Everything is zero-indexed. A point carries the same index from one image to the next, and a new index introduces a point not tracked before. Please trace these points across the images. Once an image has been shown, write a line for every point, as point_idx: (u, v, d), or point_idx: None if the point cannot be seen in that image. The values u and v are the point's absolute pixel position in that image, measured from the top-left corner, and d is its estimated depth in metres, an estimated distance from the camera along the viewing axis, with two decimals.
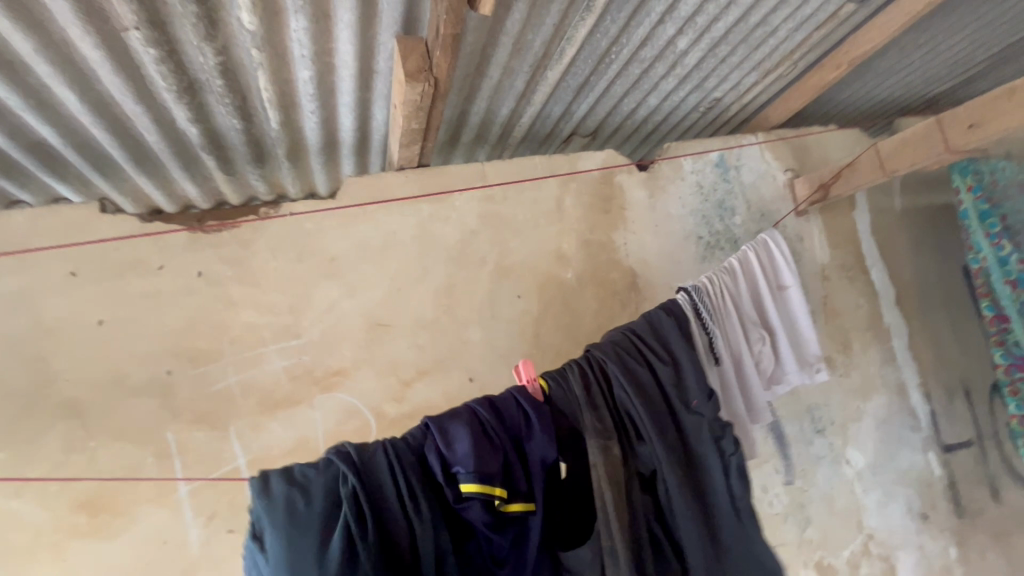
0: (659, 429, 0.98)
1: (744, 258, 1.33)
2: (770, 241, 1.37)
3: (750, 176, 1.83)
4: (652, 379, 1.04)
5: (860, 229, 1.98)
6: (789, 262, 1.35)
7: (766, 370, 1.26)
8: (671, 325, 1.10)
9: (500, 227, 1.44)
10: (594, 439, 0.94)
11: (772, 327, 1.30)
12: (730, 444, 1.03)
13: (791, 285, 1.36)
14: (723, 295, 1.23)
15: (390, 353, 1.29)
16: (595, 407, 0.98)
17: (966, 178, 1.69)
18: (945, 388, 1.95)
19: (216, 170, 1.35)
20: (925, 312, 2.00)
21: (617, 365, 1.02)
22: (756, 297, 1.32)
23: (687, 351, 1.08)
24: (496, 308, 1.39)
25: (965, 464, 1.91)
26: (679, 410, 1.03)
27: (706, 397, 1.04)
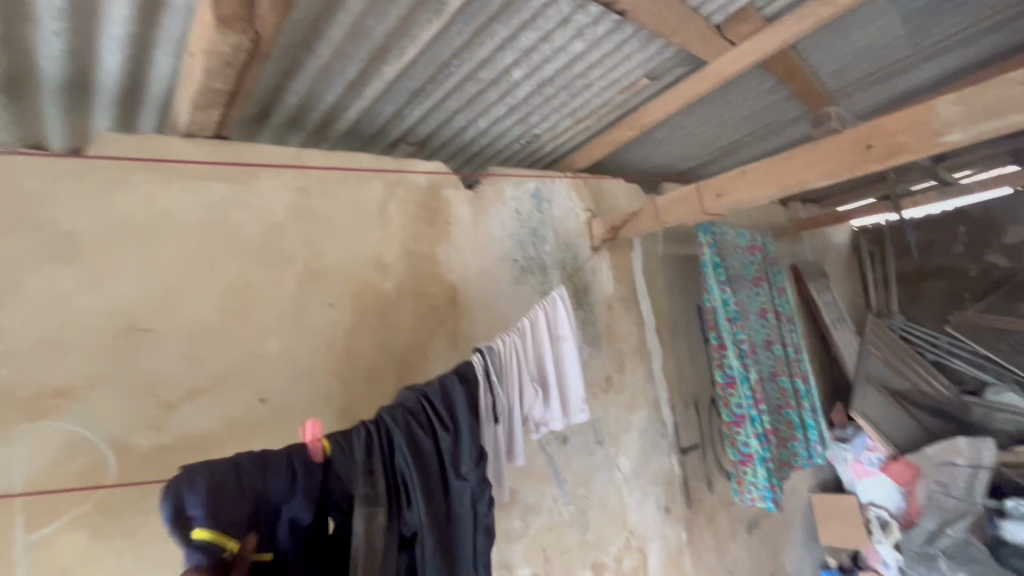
0: (428, 496, 0.98)
1: (531, 316, 1.37)
2: (557, 298, 1.40)
3: (558, 211, 2.02)
4: (431, 445, 1.03)
5: (635, 269, 2.35)
6: (569, 320, 1.40)
7: (531, 419, 1.33)
8: (460, 391, 1.10)
9: (314, 225, 1.27)
10: (362, 508, 0.90)
11: (547, 382, 1.35)
12: (485, 507, 1.05)
13: (568, 338, 1.40)
14: (511, 352, 1.28)
15: (149, 367, 1.01)
16: (370, 472, 0.95)
17: (707, 237, 2.18)
18: (684, 402, 2.42)
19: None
20: (674, 340, 2.46)
21: (403, 433, 1.00)
22: (538, 354, 1.36)
23: (470, 419, 1.08)
24: (302, 316, 1.20)
25: (694, 463, 2.38)
26: (451, 474, 1.03)
27: (476, 463, 1.05)
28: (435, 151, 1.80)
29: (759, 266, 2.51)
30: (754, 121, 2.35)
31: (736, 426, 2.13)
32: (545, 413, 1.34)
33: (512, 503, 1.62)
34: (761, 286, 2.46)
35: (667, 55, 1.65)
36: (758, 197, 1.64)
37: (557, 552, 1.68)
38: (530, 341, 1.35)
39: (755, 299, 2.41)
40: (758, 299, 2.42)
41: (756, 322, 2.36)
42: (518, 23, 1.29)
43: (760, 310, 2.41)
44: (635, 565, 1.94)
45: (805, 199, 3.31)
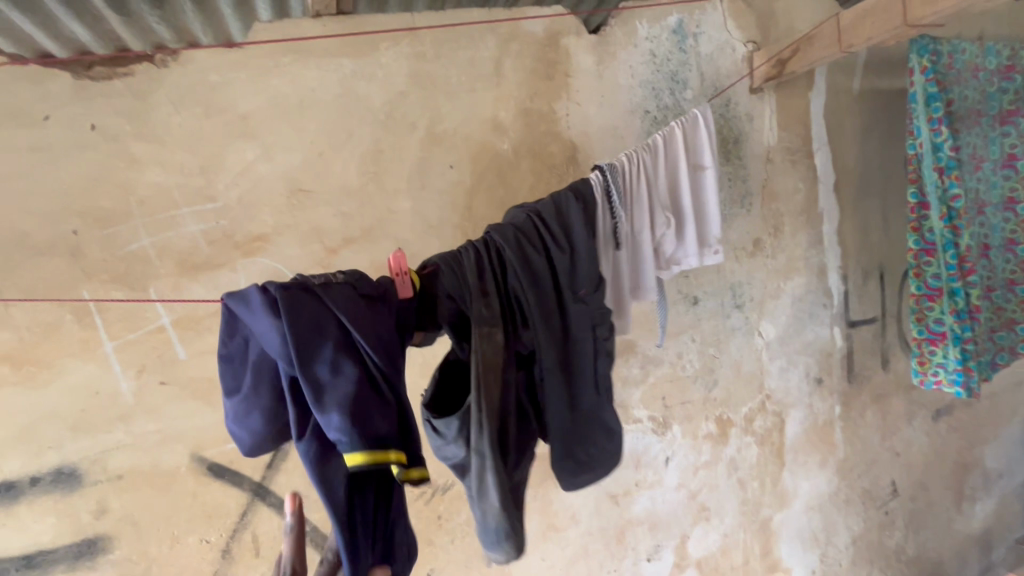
0: (544, 316, 1.02)
1: (667, 133, 1.30)
2: (700, 118, 1.33)
3: (708, 47, 1.73)
4: (546, 266, 1.04)
5: (812, 112, 1.94)
6: (711, 146, 1.34)
7: (665, 251, 1.29)
8: (579, 216, 1.08)
9: (431, 90, 1.35)
10: (477, 326, 0.94)
11: (680, 213, 1.31)
12: (604, 330, 1.10)
13: (709, 168, 1.34)
14: (639, 174, 1.23)
15: (313, 220, 1.29)
16: (484, 293, 0.97)
17: (922, 59, 1.63)
18: (863, 271, 2.08)
19: (106, 9, 1.05)
20: (860, 198, 2.06)
21: (516, 254, 1.00)
22: (671, 178, 1.30)
23: (588, 245, 1.08)
24: (427, 178, 1.35)
25: (865, 338, 2.11)
26: (568, 298, 1.06)
27: (594, 288, 1.08)
28: None
29: (1015, 94, 1.84)
30: None
31: (928, 299, 1.72)
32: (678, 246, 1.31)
33: (633, 354, 1.67)
34: (1013, 123, 1.82)
35: None
36: None
37: (679, 403, 1.75)
38: (664, 164, 1.28)
39: (996, 142, 1.81)
40: (1003, 142, 1.81)
41: (991, 172, 1.80)
42: None
43: (1005, 157, 1.81)
44: (769, 427, 1.93)
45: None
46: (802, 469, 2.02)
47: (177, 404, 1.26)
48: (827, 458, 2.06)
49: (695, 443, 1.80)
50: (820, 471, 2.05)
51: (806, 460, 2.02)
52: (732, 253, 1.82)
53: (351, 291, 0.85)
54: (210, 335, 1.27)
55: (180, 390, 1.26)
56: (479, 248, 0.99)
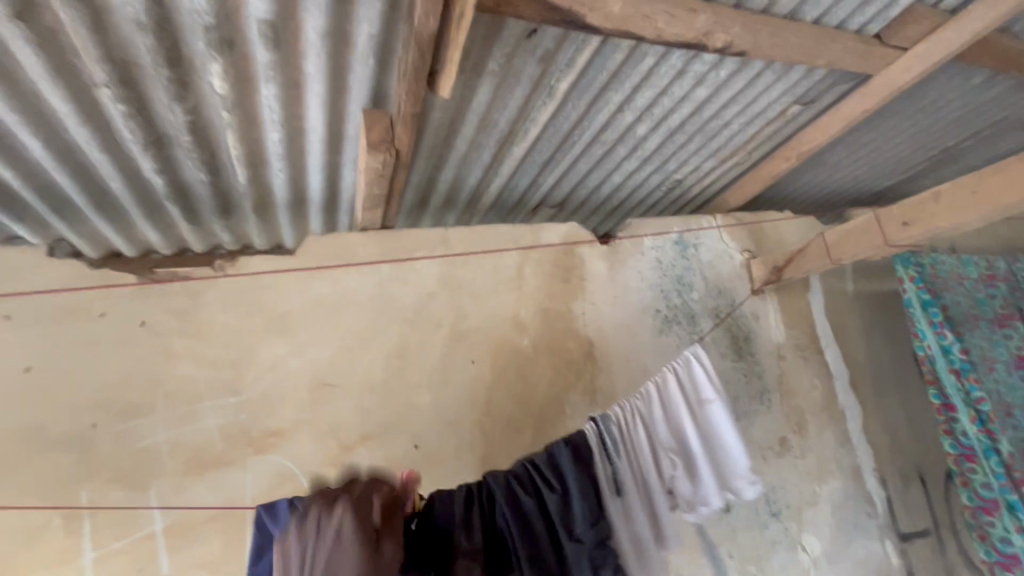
0: (532, 554, 0.98)
1: (661, 379, 1.28)
2: (694, 357, 1.30)
3: (707, 255, 1.91)
4: (536, 505, 1.02)
5: (814, 311, 2.04)
6: (711, 380, 1.29)
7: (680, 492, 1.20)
8: (567, 452, 1.07)
9: (458, 291, 1.46)
10: (462, 561, 0.93)
11: (691, 452, 1.23)
12: (605, 569, 1.01)
13: (713, 401, 1.28)
14: (637, 419, 1.21)
15: (332, 415, 1.28)
16: (469, 527, 0.98)
17: (908, 269, 1.79)
18: (901, 474, 1.96)
19: (173, 208, 1.32)
20: (879, 395, 2.04)
21: (504, 492, 1.02)
22: (673, 421, 1.25)
23: (581, 482, 1.05)
24: (449, 372, 1.38)
25: (922, 554, 1.88)
26: (562, 536, 1.01)
27: (590, 523, 1.02)
28: (576, 188, 1.78)
29: (1005, 299, 1.95)
30: (973, 122, 2.01)
31: (985, 512, 1.58)
32: (694, 485, 1.21)
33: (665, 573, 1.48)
34: (1013, 326, 1.89)
35: (818, 78, 1.49)
36: (963, 223, 1.32)
37: None
38: (663, 408, 1.25)
39: (1001, 344, 1.86)
40: (1008, 344, 1.86)
41: (1008, 374, 1.80)
42: (632, 85, 1.33)
43: (1016, 359, 1.84)
44: None
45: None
46: None
47: None
48: None
49: None
50: None
51: None
52: (759, 453, 1.74)
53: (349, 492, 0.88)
54: (202, 547, 1.15)
55: None
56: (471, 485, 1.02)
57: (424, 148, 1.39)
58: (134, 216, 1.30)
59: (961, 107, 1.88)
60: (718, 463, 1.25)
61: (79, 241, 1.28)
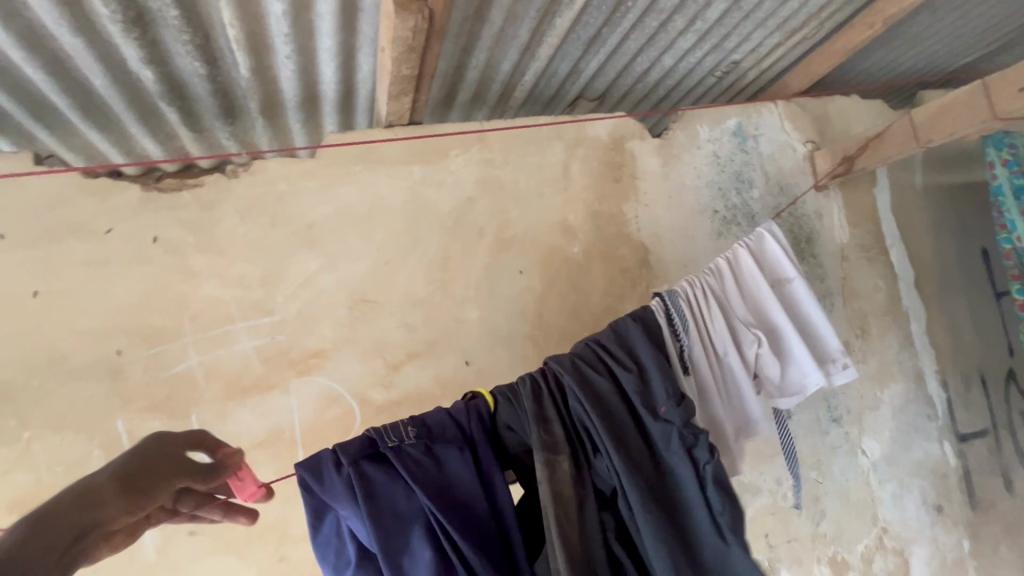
0: (619, 442, 0.83)
1: (731, 254, 1.10)
2: (766, 232, 1.13)
3: (768, 147, 1.70)
4: (613, 388, 0.88)
5: (880, 208, 1.86)
6: (788, 256, 1.11)
7: (765, 376, 1.04)
8: (637, 332, 0.94)
9: (501, 194, 1.30)
10: (540, 455, 0.83)
11: (777, 332, 1.06)
12: (706, 453, 0.83)
13: (795, 277, 1.10)
14: (709, 295, 1.04)
15: (375, 334, 1.17)
16: (545, 420, 0.86)
17: (1000, 152, 1.56)
18: (963, 375, 1.86)
19: (168, 109, 1.17)
20: (945, 295, 1.90)
21: (574, 379, 0.88)
22: (751, 301, 1.08)
23: (656, 359, 0.91)
24: (496, 284, 1.25)
25: (980, 455, 1.82)
26: (644, 417, 0.86)
27: (675, 400, 0.86)
28: (621, 75, 1.55)
29: None
30: None
31: None
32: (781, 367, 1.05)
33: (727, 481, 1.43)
34: None
35: None
36: None
37: (787, 541, 1.46)
38: (736, 284, 1.08)
39: None
40: None
41: None
42: None
43: None
44: (892, 570, 1.60)
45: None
46: None
47: (204, 560, 1.06)
48: None
49: None
50: None
51: None
52: None
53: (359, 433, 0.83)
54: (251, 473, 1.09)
55: (209, 542, 1.07)
56: (537, 378, 0.90)
57: (453, 20, 1.17)
58: (128, 120, 1.16)
59: None
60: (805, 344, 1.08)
61: (67, 151, 1.18)
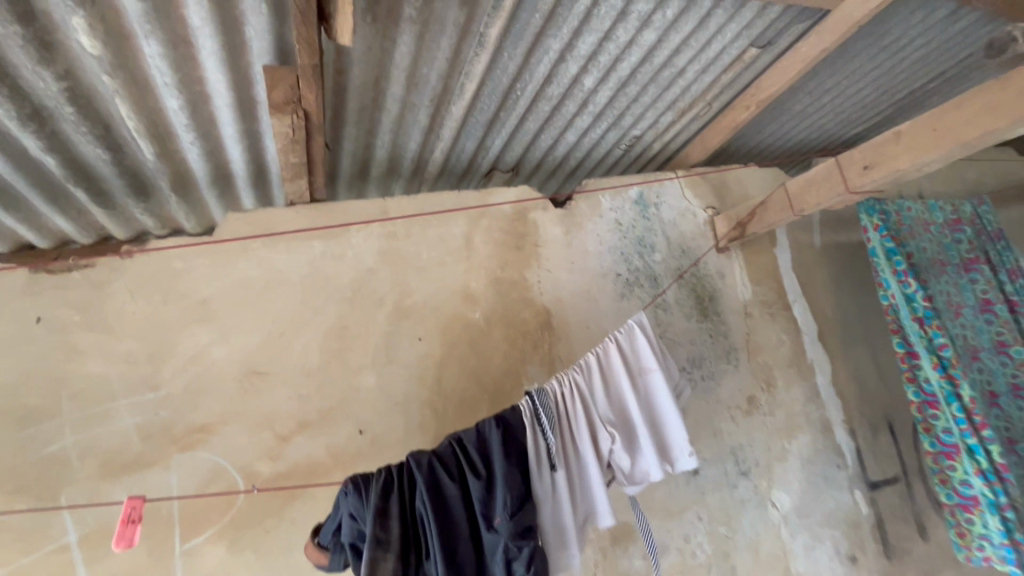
0: (447, 549, 0.91)
1: (602, 349, 1.18)
2: (635, 325, 1.20)
3: (670, 214, 1.84)
4: (459, 493, 0.95)
5: (781, 266, 1.99)
6: (652, 349, 1.19)
7: (619, 468, 1.11)
8: (496, 435, 1.01)
9: (401, 266, 1.38)
10: (369, 551, 0.87)
11: (633, 422, 1.14)
12: (523, 567, 0.92)
13: (655, 370, 1.18)
14: (572, 392, 1.12)
15: (265, 406, 1.20)
16: (385, 516, 0.90)
17: (872, 218, 1.73)
18: (870, 424, 1.94)
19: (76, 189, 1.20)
20: (850, 347, 2.00)
21: (425, 480, 0.94)
22: (616, 397, 1.16)
23: (506, 469, 0.98)
24: (393, 350, 1.31)
25: (893, 502, 1.87)
26: (480, 525, 0.94)
27: (510, 514, 0.95)
28: (528, 150, 1.67)
29: (971, 243, 1.91)
30: (939, 62, 1.88)
31: (947, 457, 1.57)
32: (635, 458, 1.13)
33: (632, 540, 1.46)
34: (979, 270, 1.85)
35: (773, 15, 1.39)
36: (924, 162, 1.25)
37: None
38: (602, 381, 1.15)
39: (967, 289, 1.82)
40: (974, 289, 1.82)
41: (974, 317, 1.78)
42: (571, 30, 1.23)
43: (980, 303, 1.81)
44: None
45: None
46: None
47: None
48: None
49: None
50: None
51: None
52: (728, 413, 1.71)
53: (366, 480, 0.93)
54: (121, 556, 1.07)
55: None
56: (392, 470, 0.95)
57: (350, 110, 1.28)
58: (37, 202, 1.19)
59: (925, 45, 1.76)
60: (661, 433, 1.16)
61: None
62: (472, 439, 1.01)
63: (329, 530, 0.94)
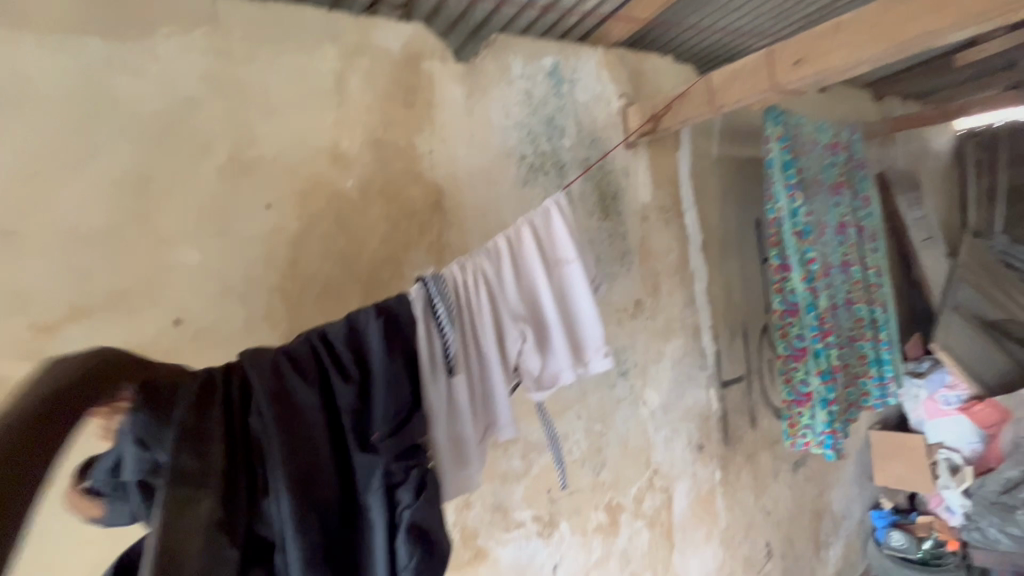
0: (299, 478, 0.69)
1: (514, 233, 1.00)
2: (554, 206, 1.02)
3: (584, 95, 1.61)
4: (319, 402, 0.74)
5: (680, 171, 1.93)
6: (570, 236, 1.03)
7: (526, 370, 1.00)
8: (375, 329, 0.80)
9: (243, 103, 1.05)
10: (170, 483, 0.62)
11: (544, 320, 1.01)
12: (409, 495, 0.76)
13: (573, 260, 1.04)
14: (475, 283, 0.94)
15: (11, 278, 0.87)
16: (199, 438, 0.66)
17: (776, 127, 1.69)
18: (730, 330, 2.07)
19: None
20: (727, 259, 2.07)
21: (267, 390, 0.71)
22: (527, 291, 1.00)
23: (386, 370, 0.79)
24: (229, 218, 1.02)
25: (736, 399, 2.08)
26: (350, 443, 0.75)
27: (391, 428, 0.78)
28: None
29: (842, 168, 2.01)
30: None
31: (794, 359, 1.72)
32: (544, 359, 1.02)
33: (513, 441, 1.40)
34: (843, 194, 1.98)
35: None
36: (853, 62, 1.18)
37: (566, 493, 1.51)
38: (513, 272, 0.99)
39: (833, 211, 1.93)
40: (837, 211, 1.94)
41: (834, 236, 1.90)
42: None
43: (840, 224, 1.94)
44: (658, 506, 1.76)
45: (908, 93, 2.79)
46: (689, 546, 1.88)
47: None
48: (712, 530, 1.96)
49: (585, 538, 1.55)
50: (707, 545, 1.94)
51: (692, 536, 1.88)
52: (614, 315, 1.68)
53: (167, 392, 0.68)
54: None
55: None
56: (214, 380, 0.71)
57: None
58: None
59: None
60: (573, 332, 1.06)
61: None
62: (342, 340, 0.79)
63: (103, 470, 0.69)
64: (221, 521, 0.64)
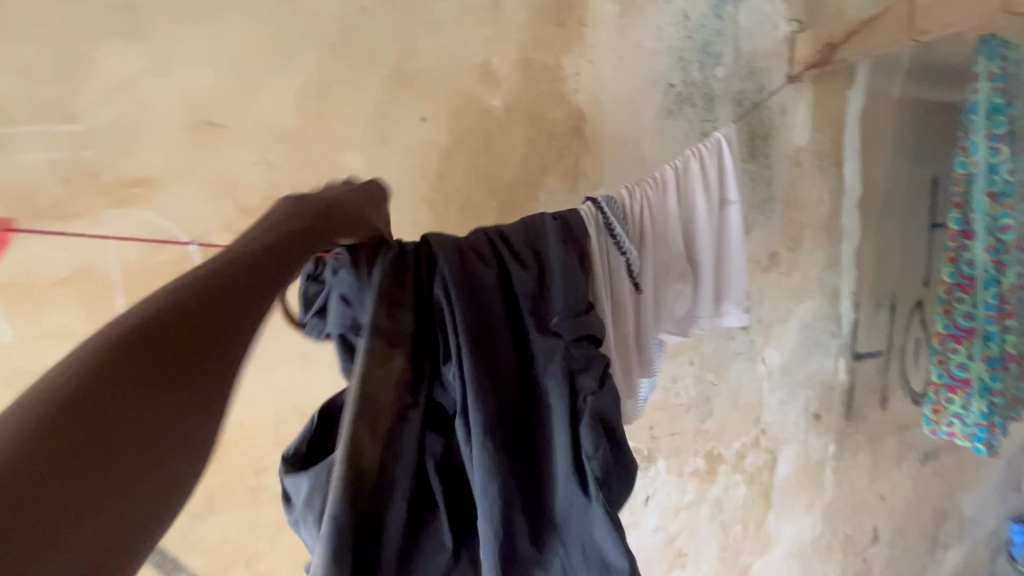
0: (484, 350, 0.74)
1: (680, 162, 1.04)
2: (721, 142, 1.08)
3: (748, 19, 1.44)
4: (500, 284, 0.79)
5: (849, 112, 1.68)
6: (732, 174, 1.09)
7: (678, 303, 1.05)
8: (557, 232, 0.84)
9: (410, 16, 1.09)
10: (369, 337, 0.69)
11: (697, 255, 1.07)
12: (590, 380, 0.80)
13: (730, 201, 1.10)
14: (643, 204, 0.98)
15: (223, 165, 1.03)
16: (391, 299, 0.72)
17: (990, 63, 1.37)
18: (876, 299, 1.85)
19: None
20: (889, 219, 1.82)
21: (453, 261, 0.75)
22: (685, 222, 1.05)
23: (564, 261, 0.82)
24: (389, 129, 1.11)
25: (869, 374, 1.89)
26: (530, 326, 0.79)
27: (569, 313, 0.81)
28: None
29: None
30: None
31: (954, 340, 1.52)
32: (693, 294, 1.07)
33: None
34: None
35: None
36: None
37: (668, 434, 1.52)
38: (677, 200, 1.03)
39: None
40: None
41: None
42: None
43: None
44: (759, 465, 1.72)
45: None
46: (786, 511, 1.82)
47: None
48: (815, 501, 1.88)
49: (680, 479, 1.57)
50: (806, 514, 1.87)
51: (792, 503, 1.82)
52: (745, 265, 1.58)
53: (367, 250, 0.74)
54: (54, 310, 0.99)
55: None
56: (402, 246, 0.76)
57: None
58: None
59: None
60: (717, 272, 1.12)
61: None
62: (520, 232, 0.84)
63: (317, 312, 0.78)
64: (408, 384, 0.72)
